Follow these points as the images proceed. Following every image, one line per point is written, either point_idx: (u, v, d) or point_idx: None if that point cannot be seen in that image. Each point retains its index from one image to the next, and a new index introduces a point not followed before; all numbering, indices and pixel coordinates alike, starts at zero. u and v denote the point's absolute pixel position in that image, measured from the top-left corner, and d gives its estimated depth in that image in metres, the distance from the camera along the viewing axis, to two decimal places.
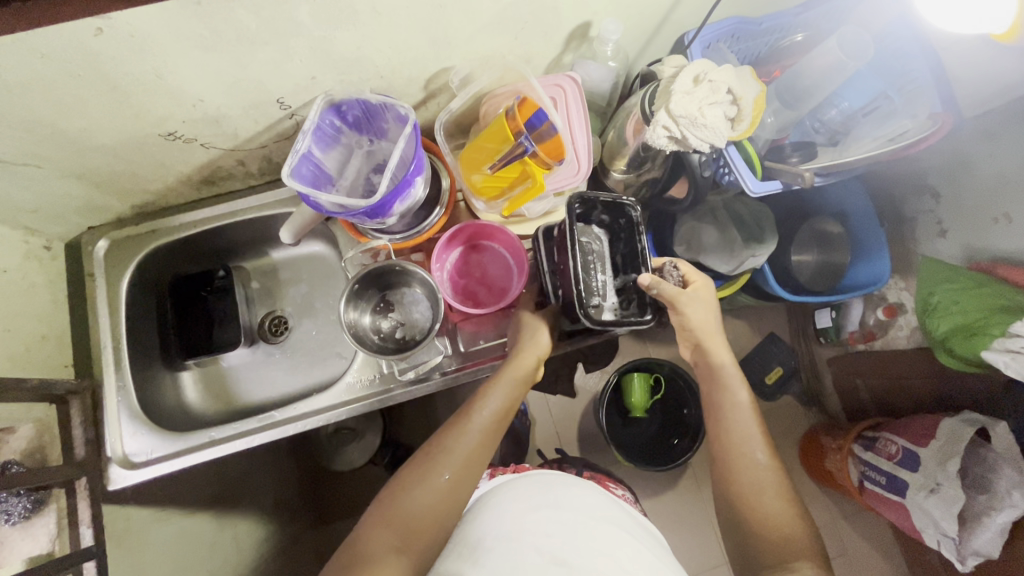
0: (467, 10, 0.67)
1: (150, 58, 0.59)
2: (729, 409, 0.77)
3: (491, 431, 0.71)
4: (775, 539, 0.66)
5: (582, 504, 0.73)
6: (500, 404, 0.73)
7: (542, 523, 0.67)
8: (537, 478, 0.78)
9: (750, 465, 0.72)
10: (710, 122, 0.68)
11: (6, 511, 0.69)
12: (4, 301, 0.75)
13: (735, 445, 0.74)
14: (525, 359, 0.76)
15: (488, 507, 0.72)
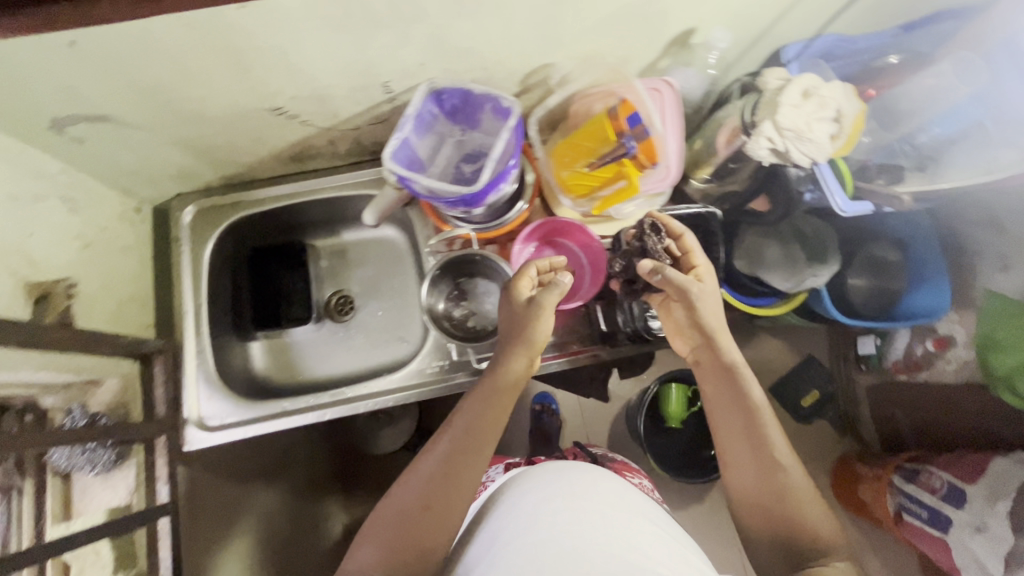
0: (583, 9, 0.67)
1: (280, 35, 0.60)
2: (733, 409, 0.70)
3: (477, 444, 0.69)
4: (805, 552, 0.62)
5: (601, 493, 0.67)
6: (481, 415, 0.70)
7: (538, 530, 0.62)
8: (544, 468, 0.73)
9: (764, 468, 0.66)
10: (816, 137, 0.68)
11: (91, 460, 0.73)
12: (101, 258, 0.78)
13: (745, 450, 0.68)
14: (510, 362, 0.74)
15: (496, 516, 0.68)
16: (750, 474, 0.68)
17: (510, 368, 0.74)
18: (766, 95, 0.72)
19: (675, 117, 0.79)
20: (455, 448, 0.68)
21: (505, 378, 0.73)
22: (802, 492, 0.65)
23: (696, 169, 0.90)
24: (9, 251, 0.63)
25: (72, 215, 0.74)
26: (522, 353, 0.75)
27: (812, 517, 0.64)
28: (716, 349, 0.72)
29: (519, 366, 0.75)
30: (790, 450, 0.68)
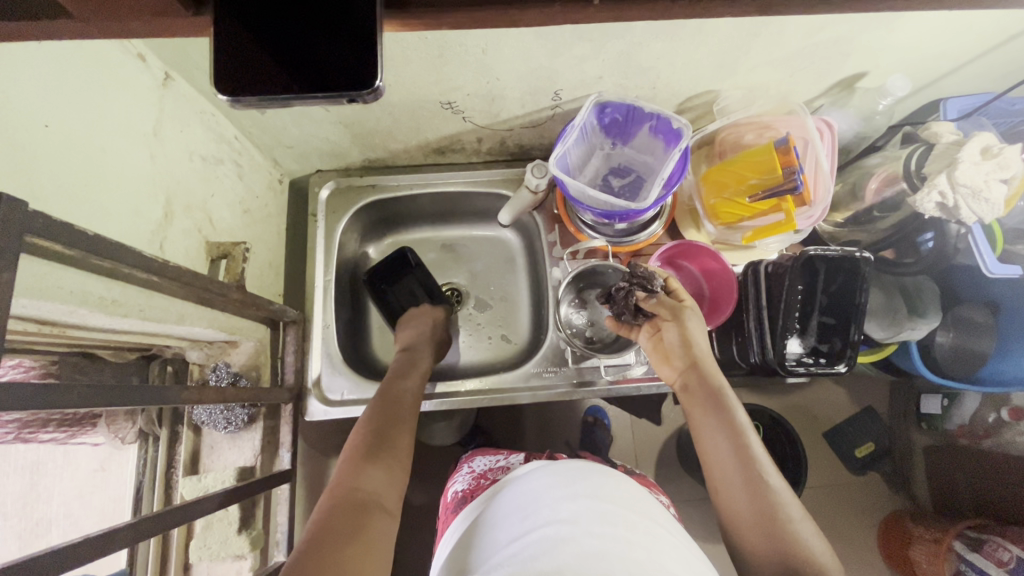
0: (774, 43, 0.68)
1: (490, 35, 0.62)
2: (712, 425, 0.65)
3: (407, 424, 0.71)
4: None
5: (612, 493, 0.62)
6: (403, 399, 0.74)
7: (538, 521, 0.57)
8: (571, 464, 0.68)
9: (751, 487, 0.59)
10: (993, 197, 0.67)
11: (228, 419, 0.75)
12: (252, 225, 0.81)
13: (731, 467, 0.61)
14: (399, 384, 0.77)
15: (506, 511, 0.63)
16: (739, 493, 0.60)
17: (414, 371, 0.80)
18: (940, 149, 0.72)
19: (834, 159, 0.79)
20: (394, 422, 0.70)
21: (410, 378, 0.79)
22: (793, 514, 0.57)
23: (829, 212, 0.92)
24: (198, 210, 0.66)
25: (238, 180, 0.77)
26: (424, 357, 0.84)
27: (808, 542, 0.55)
28: (702, 369, 0.70)
29: (415, 369, 0.81)
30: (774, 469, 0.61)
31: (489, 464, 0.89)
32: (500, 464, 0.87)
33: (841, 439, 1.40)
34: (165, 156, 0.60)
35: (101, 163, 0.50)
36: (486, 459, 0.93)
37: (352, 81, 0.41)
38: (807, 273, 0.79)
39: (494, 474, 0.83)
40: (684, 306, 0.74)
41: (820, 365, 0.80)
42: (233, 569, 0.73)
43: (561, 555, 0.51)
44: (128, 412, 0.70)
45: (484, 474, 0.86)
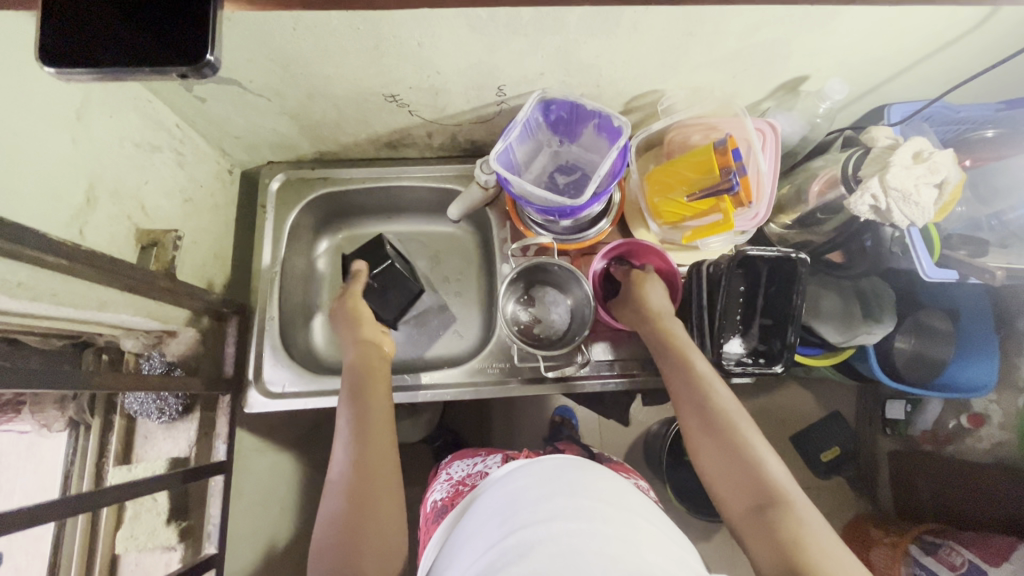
0: (711, 43, 0.69)
1: (424, 28, 0.62)
2: (684, 384, 0.66)
3: (377, 495, 0.61)
4: (762, 493, 0.55)
5: (600, 491, 0.62)
6: (365, 464, 0.63)
7: (515, 520, 0.58)
8: (548, 462, 0.68)
9: (720, 435, 0.61)
10: (922, 202, 0.68)
11: (161, 409, 0.74)
12: (195, 214, 0.80)
13: (691, 406, 0.65)
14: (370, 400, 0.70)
15: (485, 512, 0.64)
16: (709, 441, 0.61)
17: (373, 414, 0.68)
18: (876, 153, 0.73)
19: (775, 161, 0.80)
20: (358, 508, 0.59)
21: (372, 425, 0.67)
22: (759, 451, 0.59)
23: (778, 214, 0.93)
24: (128, 195, 0.65)
25: (179, 168, 0.76)
26: (384, 393, 0.72)
27: (773, 471, 0.57)
28: (658, 331, 0.73)
29: (376, 410, 0.69)
30: (740, 414, 0.63)
31: (466, 469, 0.90)
32: (477, 469, 0.86)
33: (802, 442, 1.41)
34: (90, 141, 0.60)
35: (11, 144, 0.50)
36: (462, 466, 0.93)
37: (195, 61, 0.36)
38: (747, 273, 0.79)
39: (471, 480, 0.83)
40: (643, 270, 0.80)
41: (759, 366, 0.81)
42: (162, 560, 0.72)
43: (533, 556, 0.51)
44: (57, 399, 0.70)
45: (462, 481, 0.86)
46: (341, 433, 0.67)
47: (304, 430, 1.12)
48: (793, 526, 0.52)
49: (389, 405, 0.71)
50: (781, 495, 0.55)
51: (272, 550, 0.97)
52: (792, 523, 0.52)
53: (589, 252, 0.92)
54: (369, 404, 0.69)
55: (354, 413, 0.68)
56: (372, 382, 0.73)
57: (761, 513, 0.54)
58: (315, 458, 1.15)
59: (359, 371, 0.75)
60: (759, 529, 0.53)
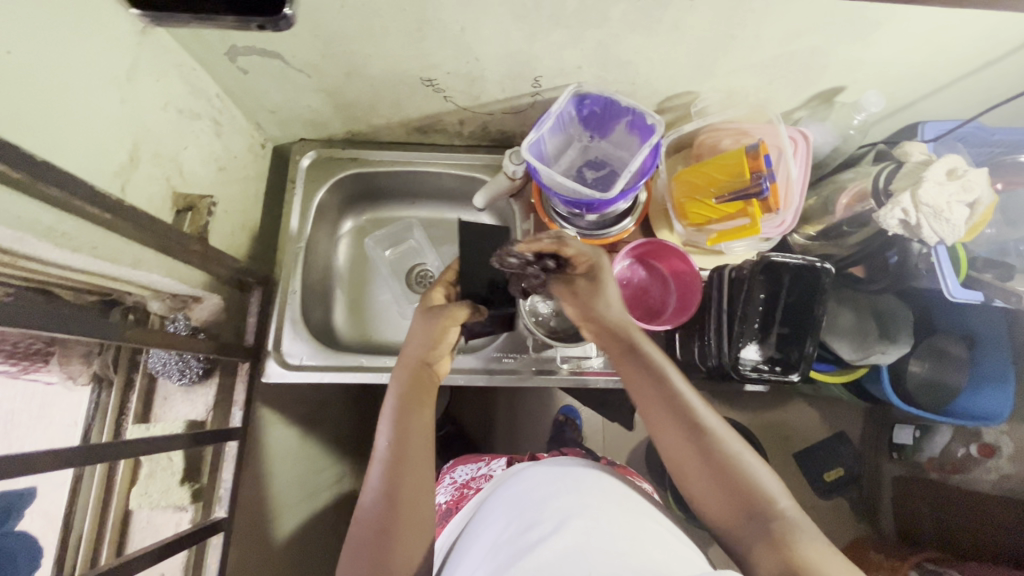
0: (751, 47, 0.69)
1: (468, 13, 0.63)
2: (643, 384, 0.63)
3: (408, 530, 0.60)
4: (763, 518, 0.52)
5: (601, 493, 0.62)
6: (397, 498, 0.61)
7: (521, 523, 0.57)
8: (552, 465, 0.69)
9: (700, 442, 0.57)
10: (953, 219, 0.68)
11: (182, 371, 0.76)
12: (227, 184, 0.82)
13: (663, 415, 0.60)
14: (411, 417, 0.67)
15: (495, 513, 0.63)
16: (687, 450, 0.58)
17: (414, 442, 0.65)
18: (909, 167, 0.73)
19: (806, 169, 0.79)
20: (386, 544, 0.59)
21: (411, 456, 0.64)
22: (748, 462, 0.56)
23: (802, 225, 0.93)
24: (167, 159, 0.67)
25: (216, 137, 0.78)
26: (427, 413, 0.69)
27: (770, 486, 0.54)
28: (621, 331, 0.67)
29: (417, 434, 0.66)
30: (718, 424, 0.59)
31: (472, 473, 0.91)
32: (482, 473, 0.87)
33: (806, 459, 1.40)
34: (136, 103, 0.61)
35: (65, 98, 0.51)
36: (467, 469, 0.94)
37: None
38: (772, 280, 0.79)
39: (476, 483, 0.84)
40: (601, 259, 0.72)
41: (776, 373, 0.81)
42: (172, 520, 0.74)
43: (539, 555, 0.51)
44: (84, 353, 0.71)
45: (467, 484, 0.87)
46: (379, 455, 0.65)
47: (313, 407, 1.14)
48: (799, 547, 0.49)
49: (429, 428, 0.68)
50: (783, 514, 0.52)
51: (275, 524, 0.98)
52: (801, 546, 0.49)
53: (611, 249, 0.93)
54: (410, 429, 0.66)
55: (395, 434, 0.66)
56: (420, 399, 0.69)
57: (761, 530, 0.52)
58: (320, 436, 1.16)
59: (410, 387, 0.70)
60: (763, 557, 0.50)
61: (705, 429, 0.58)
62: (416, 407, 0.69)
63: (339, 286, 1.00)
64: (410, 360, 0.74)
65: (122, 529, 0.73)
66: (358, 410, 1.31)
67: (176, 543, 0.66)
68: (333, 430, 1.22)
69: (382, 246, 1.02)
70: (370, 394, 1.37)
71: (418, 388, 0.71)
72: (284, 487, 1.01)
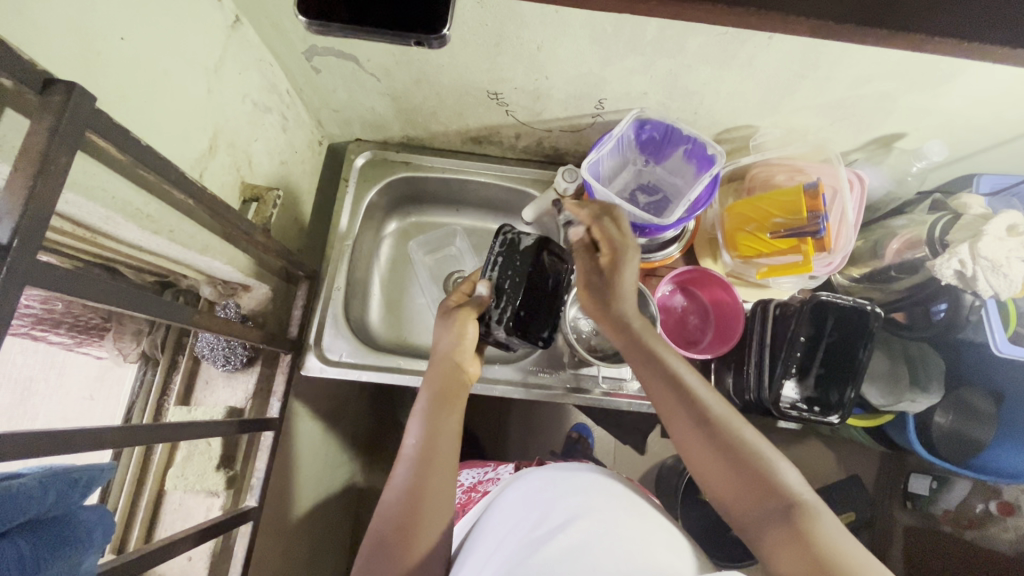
0: (819, 88, 0.70)
1: (548, 33, 0.64)
2: (652, 370, 0.63)
3: (428, 526, 0.60)
4: (782, 507, 0.50)
5: (613, 494, 0.62)
6: (421, 494, 0.61)
7: (533, 521, 0.57)
8: (560, 467, 0.69)
9: (707, 426, 0.57)
10: (1012, 274, 0.67)
11: (228, 357, 0.76)
12: (286, 176, 0.83)
13: (669, 397, 0.61)
14: (443, 416, 0.67)
15: (506, 511, 0.64)
16: (701, 438, 0.57)
17: (440, 441, 0.65)
18: (966, 219, 0.73)
19: (860, 211, 0.79)
20: (405, 539, 0.58)
21: (439, 453, 0.64)
22: (764, 453, 0.55)
23: (846, 265, 0.94)
24: (240, 150, 0.69)
25: (282, 132, 0.80)
26: (456, 418, 0.68)
27: (787, 475, 0.53)
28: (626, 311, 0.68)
29: (444, 434, 0.66)
30: (730, 412, 0.59)
31: (478, 475, 0.92)
32: (490, 475, 0.88)
33: None
34: (219, 93, 0.63)
35: (161, 86, 0.53)
36: (474, 471, 0.95)
37: (421, 24, 0.41)
38: (819, 319, 0.78)
39: (484, 485, 0.84)
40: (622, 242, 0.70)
41: (814, 413, 0.80)
42: (204, 505, 0.74)
43: (547, 549, 0.51)
44: (135, 331, 0.72)
45: (476, 485, 0.87)
46: (407, 450, 0.65)
47: (337, 404, 1.15)
48: (817, 531, 0.48)
49: (457, 430, 0.67)
50: (801, 501, 0.51)
51: (292, 518, 0.98)
52: (820, 534, 0.47)
53: (652, 274, 0.93)
54: (439, 430, 0.65)
55: (423, 434, 0.65)
56: (448, 402, 0.69)
57: (774, 517, 0.50)
58: (339, 433, 1.17)
59: (439, 392, 0.70)
60: (784, 542, 0.48)
61: (713, 416, 0.58)
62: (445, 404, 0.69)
63: (378, 286, 1.01)
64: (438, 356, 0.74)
65: (154, 512, 0.73)
66: (373, 409, 1.32)
67: (210, 529, 0.66)
68: (351, 427, 1.22)
69: (423, 251, 1.03)
70: (391, 394, 1.37)
71: (445, 393, 0.70)
72: (304, 481, 1.01)
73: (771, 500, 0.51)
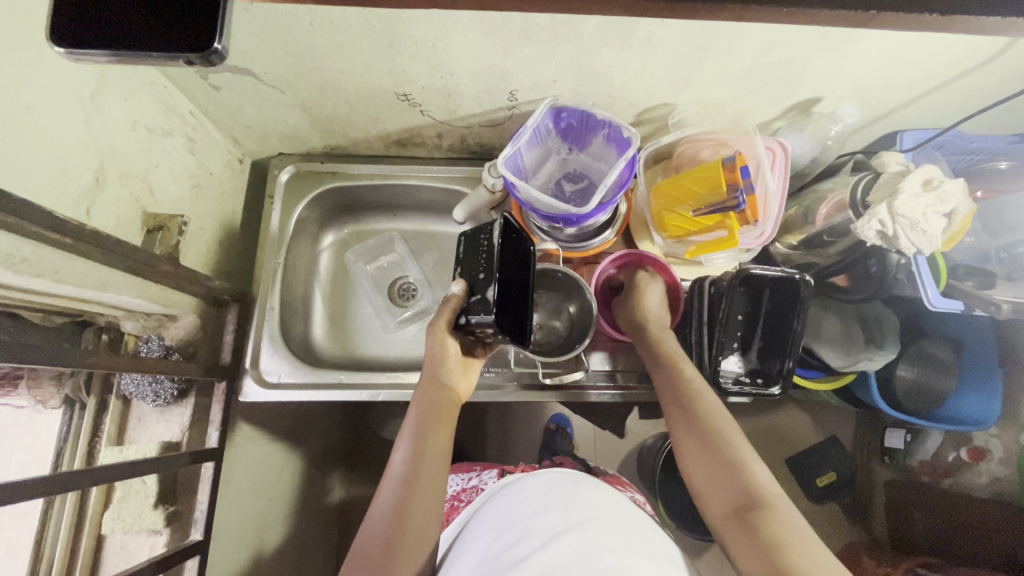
0: (724, 60, 0.69)
1: (438, 29, 0.62)
2: (665, 382, 0.71)
3: (413, 546, 0.59)
4: (749, 502, 0.57)
5: (598, 507, 0.62)
6: (408, 515, 0.60)
7: (513, 542, 0.57)
8: (545, 475, 0.68)
9: (703, 431, 0.64)
10: (930, 230, 0.67)
11: (156, 392, 0.75)
12: (202, 200, 0.81)
13: (675, 404, 0.68)
14: (432, 435, 0.66)
15: (483, 527, 0.63)
16: (696, 441, 0.64)
17: (427, 458, 0.64)
18: (885, 177, 0.73)
19: (784, 180, 0.79)
20: (387, 563, 0.57)
21: (426, 473, 0.63)
22: (746, 457, 0.61)
23: (784, 234, 0.94)
24: (136, 179, 0.66)
25: (190, 155, 0.77)
26: (444, 435, 0.67)
27: (760, 477, 0.59)
28: (648, 339, 0.76)
29: (432, 454, 0.65)
30: (729, 423, 0.65)
31: (462, 484, 0.90)
32: (472, 484, 0.86)
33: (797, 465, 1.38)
34: (101, 124, 0.60)
35: (20, 124, 0.50)
36: (458, 479, 0.93)
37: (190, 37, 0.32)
38: (754, 291, 0.78)
39: (466, 496, 0.83)
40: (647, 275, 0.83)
41: (756, 386, 0.80)
42: (146, 545, 0.73)
43: None
44: (54, 375, 0.70)
45: (458, 496, 0.86)
46: (395, 470, 0.64)
47: (300, 422, 1.13)
48: (775, 529, 0.54)
49: (446, 449, 0.66)
50: (765, 496, 0.58)
51: (258, 543, 0.96)
52: (776, 528, 0.54)
53: (592, 261, 0.92)
54: (428, 445, 0.65)
55: (412, 452, 0.64)
56: (437, 417, 0.68)
57: (744, 510, 0.57)
58: (306, 451, 1.14)
59: (429, 408, 0.69)
60: (742, 529, 0.56)
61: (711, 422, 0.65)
62: (434, 425, 0.67)
63: (320, 300, 0.99)
64: (427, 372, 0.73)
65: (95, 557, 0.71)
66: (343, 423, 1.30)
67: (145, 569, 0.65)
68: (319, 443, 1.19)
69: (363, 261, 1.01)
70: (361, 406, 1.35)
71: (437, 408, 0.69)
72: (269, 504, 1.00)
73: (745, 498, 0.58)
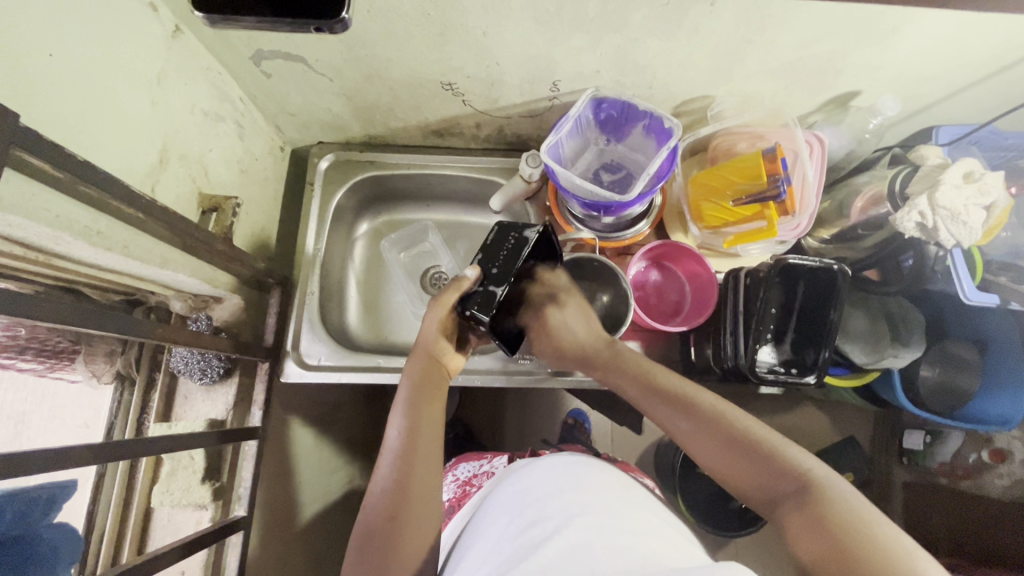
0: (768, 52, 0.70)
1: (490, 18, 0.64)
2: (646, 396, 0.65)
3: (417, 521, 0.58)
4: (787, 487, 0.50)
5: (608, 488, 0.62)
6: (409, 488, 0.59)
7: (526, 519, 0.57)
8: (557, 460, 0.69)
9: (709, 426, 0.57)
10: (971, 222, 0.68)
11: (204, 370, 0.76)
12: (247, 184, 0.83)
13: (666, 412, 0.62)
14: (426, 411, 0.65)
15: (498, 511, 0.63)
16: (705, 443, 0.57)
17: (423, 433, 0.63)
18: (925, 170, 0.74)
19: (821, 173, 0.80)
20: (394, 536, 0.57)
21: (422, 446, 0.62)
22: (767, 437, 0.55)
23: (816, 228, 0.95)
24: (193, 161, 0.68)
25: (239, 140, 0.79)
26: (439, 408, 0.66)
27: (793, 454, 0.52)
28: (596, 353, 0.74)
29: (428, 427, 0.64)
30: (731, 408, 0.59)
31: (473, 470, 0.91)
32: (484, 470, 0.87)
33: None
34: (165, 104, 0.63)
35: (97, 101, 0.52)
36: (469, 466, 0.94)
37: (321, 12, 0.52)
38: (789, 281, 0.79)
39: (478, 481, 0.84)
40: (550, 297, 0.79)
41: (791, 375, 0.80)
42: (192, 518, 0.75)
43: (545, 552, 0.50)
44: (108, 351, 0.72)
45: (469, 482, 0.87)
46: (391, 446, 0.62)
47: (329, 409, 1.14)
48: (829, 506, 0.46)
49: (441, 422, 0.65)
50: (810, 475, 0.50)
51: (290, 525, 0.97)
52: (830, 506, 0.46)
53: (625, 252, 0.93)
54: (423, 419, 0.63)
55: (407, 426, 0.63)
56: (431, 392, 0.67)
57: (788, 496, 0.50)
58: (335, 439, 1.16)
59: (421, 381, 0.68)
60: (794, 515, 0.48)
61: (711, 416, 0.58)
62: (426, 399, 0.66)
63: (355, 287, 1.01)
64: (422, 346, 0.72)
65: (143, 529, 0.73)
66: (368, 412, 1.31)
67: (193, 541, 0.66)
68: (347, 431, 1.21)
69: (396, 250, 1.02)
70: (385, 397, 1.37)
71: (430, 381, 0.68)
72: (300, 488, 1.01)
73: (784, 485, 0.51)
